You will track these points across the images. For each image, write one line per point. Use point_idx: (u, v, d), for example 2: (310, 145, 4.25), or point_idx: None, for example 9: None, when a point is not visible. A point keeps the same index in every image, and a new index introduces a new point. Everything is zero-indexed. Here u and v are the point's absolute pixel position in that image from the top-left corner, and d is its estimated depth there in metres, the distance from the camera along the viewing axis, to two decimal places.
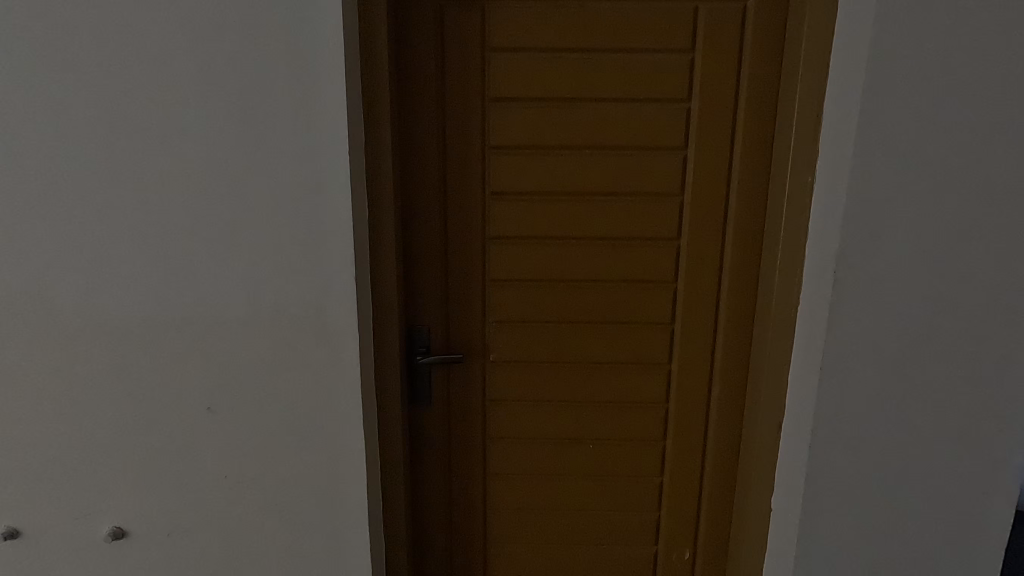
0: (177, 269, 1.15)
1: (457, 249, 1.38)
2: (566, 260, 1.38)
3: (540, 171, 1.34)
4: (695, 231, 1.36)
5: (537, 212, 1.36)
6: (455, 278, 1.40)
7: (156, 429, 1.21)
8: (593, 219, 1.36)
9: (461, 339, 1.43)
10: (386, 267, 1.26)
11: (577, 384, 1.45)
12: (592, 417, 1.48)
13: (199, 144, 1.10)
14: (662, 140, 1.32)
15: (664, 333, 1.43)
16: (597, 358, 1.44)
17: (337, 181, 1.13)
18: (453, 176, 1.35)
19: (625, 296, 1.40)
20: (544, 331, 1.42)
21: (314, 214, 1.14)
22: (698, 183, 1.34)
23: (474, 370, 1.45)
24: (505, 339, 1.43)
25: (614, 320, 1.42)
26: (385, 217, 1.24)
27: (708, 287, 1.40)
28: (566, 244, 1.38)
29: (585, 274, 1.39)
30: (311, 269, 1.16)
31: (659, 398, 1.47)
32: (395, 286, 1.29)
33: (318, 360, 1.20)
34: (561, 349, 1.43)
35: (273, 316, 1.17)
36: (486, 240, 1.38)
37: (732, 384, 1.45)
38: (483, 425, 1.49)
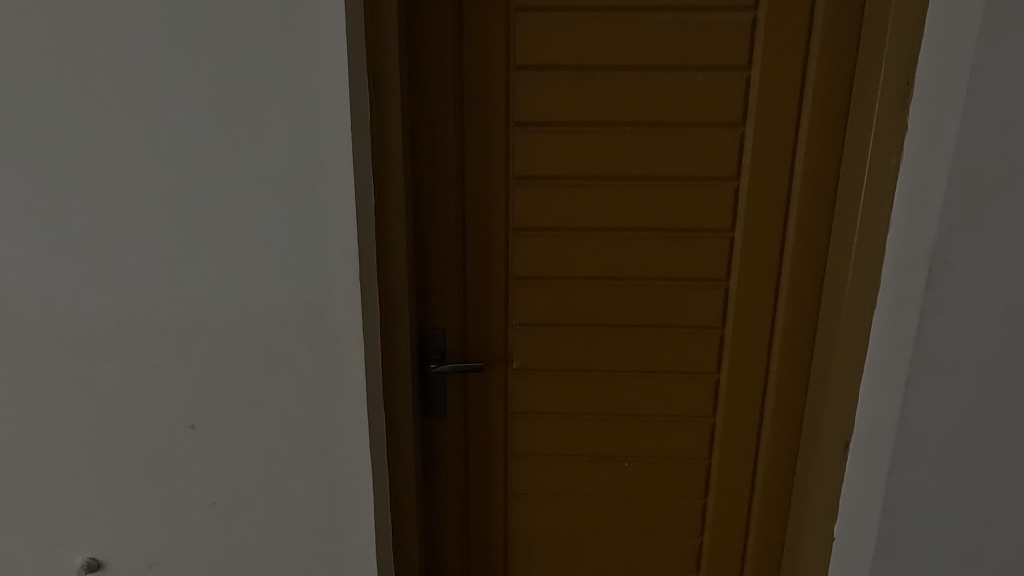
0: (152, 267, 0.98)
1: (476, 242, 1.21)
2: (601, 255, 1.21)
3: (571, 154, 1.16)
4: (751, 222, 1.18)
5: (568, 200, 1.18)
6: (473, 276, 1.22)
7: (134, 450, 1.06)
8: (631, 207, 1.18)
9: (480, 345, 1.26)
10: (396, 264, 1.09)
11: (610, 396, 1.28)
12: (629, 432, 1.31)
13: (174, 121, 0.93)
14: (715, 115, 1.13)
15: (712, 338, 1.25)
16: (634, 366, 1.27)
17: (337, 165, 0.95)
18: (473, 157, 1.17)
19: (666, 297, 1.23)
20: (575, 336, 1.25)
21: (311, 202, 0.96)
22: (758, 165, 1.15)
23: (494, 378, 1.28)
24: (531, 344, 1.26)
25: (654, 324, 1.24)
26: (394, 205, 1.07)
27: (764, 286, 1.21)
28: (600, 237, 1.20)
29: (622, 271, 1.21)
30: (307, 268, 0.99)
31: (705, 411, 1.29)
32: (406, 285, 1.12)
33: (318, 371, 1.03)
34: (593, 356, 1.26)
35: (265, 321, 1.00)
36: (509, 233, 1.21)
37: (789, 397, 1.27)
38: (505, 440, 1.32)
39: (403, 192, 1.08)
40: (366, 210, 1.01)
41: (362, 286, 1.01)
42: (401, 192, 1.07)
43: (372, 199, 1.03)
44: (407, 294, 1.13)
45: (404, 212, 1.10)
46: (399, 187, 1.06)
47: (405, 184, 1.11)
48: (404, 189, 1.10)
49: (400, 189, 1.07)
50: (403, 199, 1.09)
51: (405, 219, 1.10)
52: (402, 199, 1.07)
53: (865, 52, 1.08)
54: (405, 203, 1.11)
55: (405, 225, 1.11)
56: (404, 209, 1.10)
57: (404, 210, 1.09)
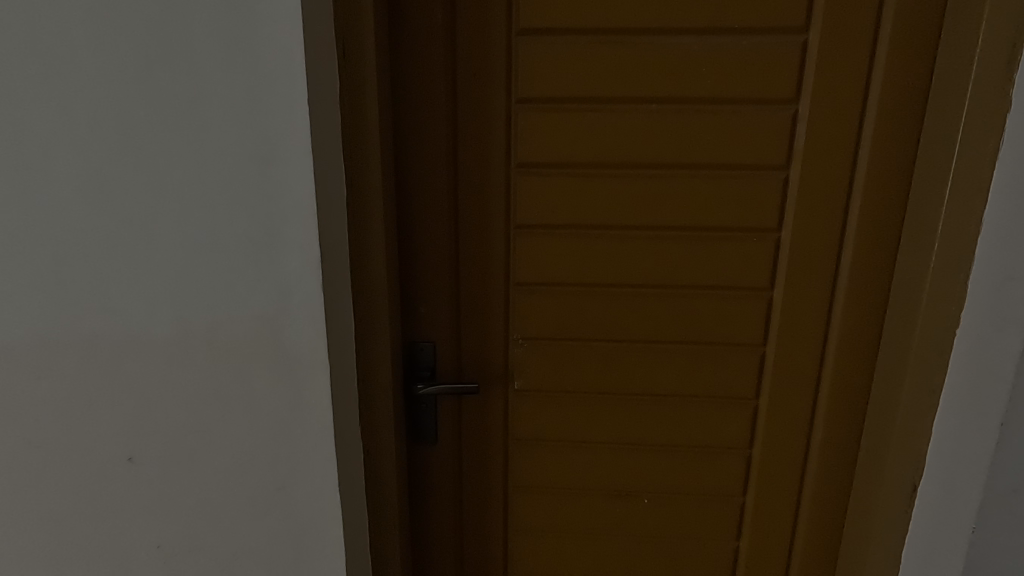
0: (73, 272, 0.80)
1: (470, 241, 1.02)
2: (618, 258, 1.02)
3: (585, 138, 0.97)
4: (801, 222, 0.98)
5: (581, 194, 0.99)
6: (467, 282, 1.04)
7: (63, 486, 0.89)
8: (655, 202, 0.99)
9: (475, 362, 1.08)
10: (374, 268, 0.92)
11: (627, 422, 1.10)
12: (649, 464, 1.12)
13: (92, 90, 0.74)
14: (762, 90, 0.93)
15: (750, 359, 1.05)
16: (656, 389, 1.08)
17: (293, 149, 0.77)
18: (467, 142, 0.98)
19: (697, 309, 1.03)
20: (587, 353, 1.07)
21: (263, 193, 0.78)
22: (812, 152, 0.95)
23: (492, 401, 1.10)
24: (536, 361, 1.08)
25: (680, 340, 1.05)
26: (370, 199, 0.89)
27: (816, 298, 1.01)
28: (618, 237, 1.01)
29: (644, 277, 1.02)
30: (259, 275, 0.81)
31: (739, 443, 1.10)
32: (387, 293, 0.95)
33: (276, 399, 0.86)
34: (607, 376, 1.08)
35: (211, 338, 0.83)
36: (510, 232, 1.02)
37: (842, 428, 1.07)
38: (505, 471, 1.14)
39: (381, 182, 0.90)
40: (334, 204, 0.83)
41: (328, 296, 0.83)
42: (379, 182, 0.89)
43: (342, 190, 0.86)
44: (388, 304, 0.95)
45: (384, 206, 0.92)
46: (377, 177, 0.89)
47: (385, 172, 0.93)
48: (385, 179, 0.92)
49: (378, 179, 0.89)
50: (382, 190, 0.91)
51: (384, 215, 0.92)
52: (379, 190, 0.89)
53: (957, 6, 0.86)
54: (385, 196, 0.93)
55: (385, 222, 0.93)
56: (383, 203, 0.92)
57: (383, 204, 0.91)
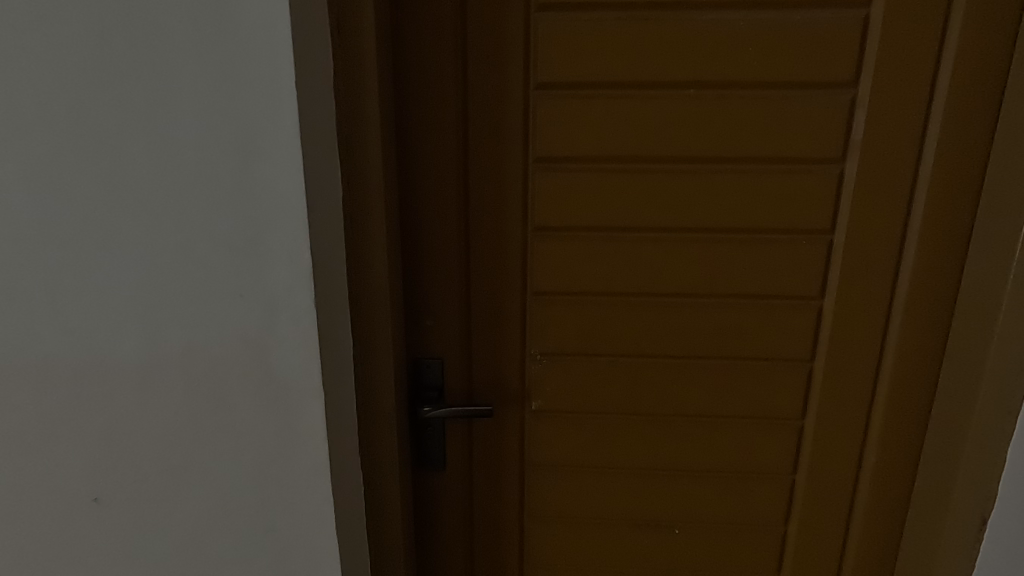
0: (21, 287, 0.68)
1: (482, 246, 0.91)
2: (649, 264, 0.90)
3: (613, 129, 0.85)
4: (858, 223, 0.86)
5: (607, 192, 0.88)
6: (478, 292, 0.93)
7: (19, 530, 0.78)
8: (692, 201, 0.87)
9: (488, 380, 0.97)
10: (375, 278, 0.80)
11: (657, 446, 0.99)
12: (680, 492, 1.01)
13: (39, 72, 0.62)
14: (817, 74, 0.81)
15: (796, 375, 0.94)
16: (689, 409, 0.97)
17: (279, 141, 0.65)
18: (479, 133, 0.86)
19: (737, 321, 0.92)
20: (613, 370, 0.95)
21: (245, 194, 0.66)
22: (873, 144, 0.83)
23: (507, 423, 0.99)
24: (556, 379, 0.96)
25: (717, 355, 0.94)
26: (370, 199, 0.78)
27: (872, 309, 0.90)
28: (650, 240, 0.89)
29: (678, 286, 0.91)
30: (241, 289, 0.69)
31: (782, 468, 0.99)
32: (390, 307, 0.83)
33: (263, 432, 0.74)
34: (635, 396, 0.96)
35: (187, 362, 0.72)
36: (527, 235, 0.91)
37: (897, 453, 0.96)
38: (521, 500, 1.03)
39: (383, 180, 0.79)
40: (329, 206, 0.71)
41: (323, 314, 0.71)
42: (380, 180, 0.77)
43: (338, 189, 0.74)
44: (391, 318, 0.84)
45: (386, 208, 0.81)
46: (378, 175, 0.77)
47: (386, 168, 0.81)
48: (386, 177, 0.81)
49: (379, 177, 0.77)
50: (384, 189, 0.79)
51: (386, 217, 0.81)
52: (381, 189, 0.78)
53: None
54: (387, 196, 0.82)
55: (387, 226, 0.81)
56: (385, 204, 0.80)
57: (386, 205, 0.80)
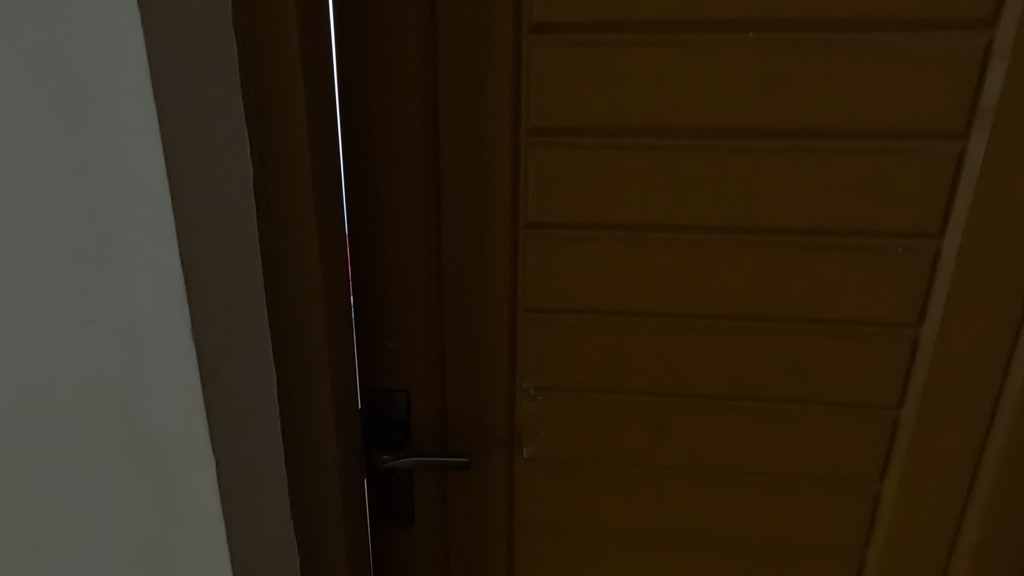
0: None
1: (457, 247, 0.68)
2: (680, 273, 0.67)
3: (638, 91, 0.62)
4: (980, 227, 0.61)
5: (626, 177, 0.64)
6: (453, 308, 0.71)
7: None
8: (744, 191, 0.64)
9: (466, 419, 0.75)
10: (302, 292, 0.59)
11: (683, 509, 0.77)
12: (713, 565, 0.79)
13: None
14: (936, 12, 0.56)
15: (875, 427, 0.71)
16: (729, 464, 0.74)
17: (126, 95, 0.43)
18: (454, 96, 0.63)
19: (797, 353, 0.69)
20: (629, 411, 0.73)
21: (85, 175, 0.44)
22: (1013, 115, 0.58)
23: (491, 473, 0.77)
24: (555, 422, 0.74)
25: (769, 397, 0.71)
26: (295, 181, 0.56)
27: (990, 346, 0.65)
28: (683, 243, 0.66)
29: (719, 303, 0.68)
30: (87, 311, 0.47)
31: (848, 541, 0.76)
32: (331, 328, 0.62)
33: (139, 507, 0.53)
34: (657, 445, 0.74)
35: (20, 413, 0.50)
36: (517, 234, 0.68)
37: (1010, 534, 0.72)
38: (509, 566, 0.82)
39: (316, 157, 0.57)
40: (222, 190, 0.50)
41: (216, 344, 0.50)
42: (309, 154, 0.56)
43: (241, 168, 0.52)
44: (333, 344, 0.63)
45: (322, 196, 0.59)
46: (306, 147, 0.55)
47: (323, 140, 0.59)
48: (324, 154, 0.59)
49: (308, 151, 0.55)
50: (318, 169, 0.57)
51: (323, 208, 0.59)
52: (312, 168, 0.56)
53: None
54: (325, 179, 0.60)
55: (326, 219, 0.60)
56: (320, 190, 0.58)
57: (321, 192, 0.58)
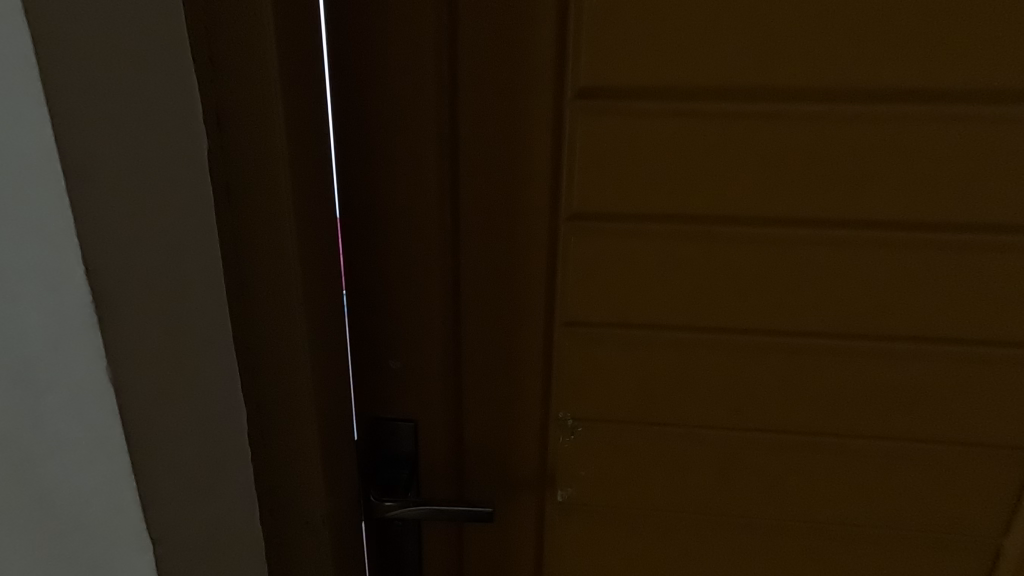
0: None
1: (479, 242, 0.54)
2: (762, 277, 0.53)
3: (722, 39, 0.47)
4: None
5: (700, 154, 0.50)
6: (471, 318, 0.56)
7: None
8: (854, 171, 0.49)
9: (486, 454, 0.61)
10: (279, 303, 0.45)
11: (749, 560, 0.63)
12: None
13: None
14: None
15: (1000, 471, 0.57)
16: (810, 511, 0.60)
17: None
18: (478, 46, 0.48)
19: (908, 379, 0.55)
20: (690, 446, 0.59)
21: None
22: None
23: (517, 518, 0.63)
24: (598, 458, 0.60)
25: (867, 431, 0.57)
26: (264, 153, 0.41)
27: None
28: (770, 238, 0.52)
29: (811, 315, 0.53)
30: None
31: None
32: (316, 347, 0.48)
33: None
34: (721, 487, 0.60)
35: None
36: (556, 226, 0.53)
37: None
38: None
39: (295, 122, 0.42)
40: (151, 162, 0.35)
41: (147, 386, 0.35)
42: (285, 117, 0.41)
43: (183, 131, 0.37)
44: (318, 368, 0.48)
45: (304, 174, 0.44)
46: (279, 106, 0.40)
47: (305, 99, 0.44)
48: (306, 118, 0.44)
49: (283, 112, 0.41)
50: (297, 138, 0.43)
51: (305, 191, 0.44)
52: (289, 135, 0.41)
53: None
54: (308, 152, 0.45)
55: (309, 205, 0.45)
56: (300, 166, 0.43)
57: (301, 169, 0.43)
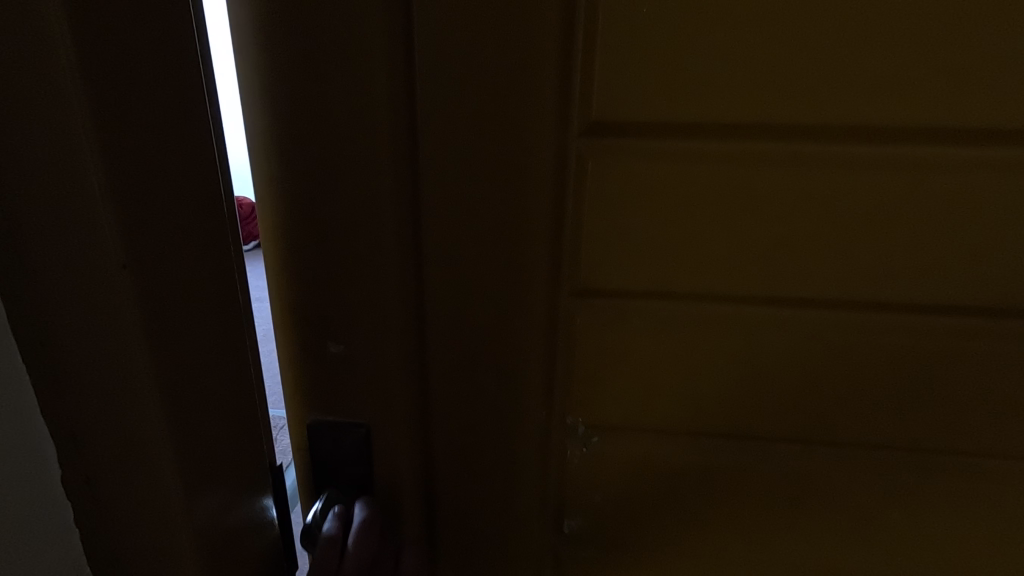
0: None
1: (453, 185, 0.35)
2: (866, 232, 0.36)
3: None
4: None
5: (800, 42, 0.32)
6: (441, 294, 0.38)
7: None
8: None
9: (466, 480, 0.44)
10: (96, 254, 0.25)
11: None
12: None
13: None
14: None
15: None
16: (900, 550, 0.44)
17: None
18: None
19: None
20: (750, 465, 0.43)
21: None
22: None
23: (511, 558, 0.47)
24: (622, 481, 0.44)
25: (1001, 453, 0.41)
26: (60, 150, 0.24)
27: None
28: (885, 173, 0.34)
29: (933, 291, 0.37)
30: None
31: None
32: (183, 426, 0.30)
33: None
34: (780, 524, 0.44)
35: None
36: (568, 162, 0.35)
37: None
38: None
39: (118, 115, 0.24)
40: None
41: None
42: (89, 71, 0.23)
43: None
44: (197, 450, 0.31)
45: (152, 173, 0.26)
46: (86, 99, 0.23)
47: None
48: (169, 91, 0.27)
49: (93, 107, 0.23)
50: (126, 136, 0.25)
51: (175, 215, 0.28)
52: (106, 151, 0.24)
53: None
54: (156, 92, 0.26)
55: (172, 230, 0.28)
56: (142, 184, 0.26)
57: (141, 169, 0.26)
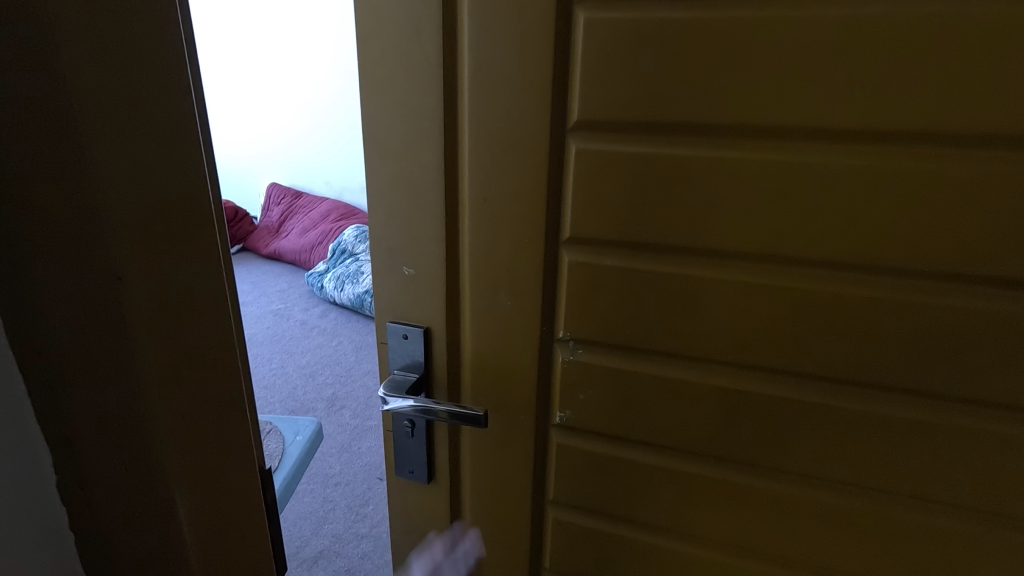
0: None
1: (481, 158, 0.54)
2: (770, 200, 0.49)
3: None
4: None
5: (710, 65, 0.47)
6: (471, 232, 0.57)
7: None
8: (887, 82, 0.43)
9: (489, 370, 0.62)
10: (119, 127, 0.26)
11: (744, 513, 0.59)
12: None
13: None
14: None
15: None
16: (815, 465, 0.55)
17: None
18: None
19: (944, 329, 0.47)
20: (689, 380, 0.56)
21: None
22: None
23: (511, 439, 0.64)
24: (594, 383, 0.59)
25: (891, 387, 0.51)
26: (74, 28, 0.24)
27: None
28: (780, 157, 0.47)
29: (829, 248, 0.48)
30: None
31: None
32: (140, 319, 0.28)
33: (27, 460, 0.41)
34: (716, 431, 0.57)
35: None
36: (555, 145, 0.53)
37: None
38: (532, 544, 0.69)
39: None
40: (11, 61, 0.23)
41: None
42: None
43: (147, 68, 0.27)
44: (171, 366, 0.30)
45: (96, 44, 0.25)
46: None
47: None
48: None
49: None
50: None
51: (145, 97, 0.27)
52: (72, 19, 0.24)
53: None
54: None
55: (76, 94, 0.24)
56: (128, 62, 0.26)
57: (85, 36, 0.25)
